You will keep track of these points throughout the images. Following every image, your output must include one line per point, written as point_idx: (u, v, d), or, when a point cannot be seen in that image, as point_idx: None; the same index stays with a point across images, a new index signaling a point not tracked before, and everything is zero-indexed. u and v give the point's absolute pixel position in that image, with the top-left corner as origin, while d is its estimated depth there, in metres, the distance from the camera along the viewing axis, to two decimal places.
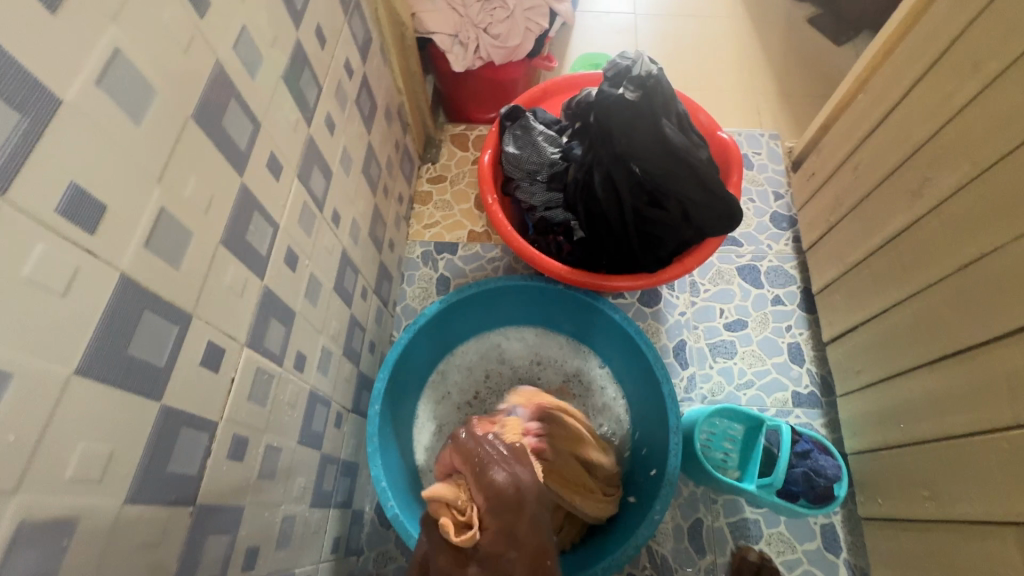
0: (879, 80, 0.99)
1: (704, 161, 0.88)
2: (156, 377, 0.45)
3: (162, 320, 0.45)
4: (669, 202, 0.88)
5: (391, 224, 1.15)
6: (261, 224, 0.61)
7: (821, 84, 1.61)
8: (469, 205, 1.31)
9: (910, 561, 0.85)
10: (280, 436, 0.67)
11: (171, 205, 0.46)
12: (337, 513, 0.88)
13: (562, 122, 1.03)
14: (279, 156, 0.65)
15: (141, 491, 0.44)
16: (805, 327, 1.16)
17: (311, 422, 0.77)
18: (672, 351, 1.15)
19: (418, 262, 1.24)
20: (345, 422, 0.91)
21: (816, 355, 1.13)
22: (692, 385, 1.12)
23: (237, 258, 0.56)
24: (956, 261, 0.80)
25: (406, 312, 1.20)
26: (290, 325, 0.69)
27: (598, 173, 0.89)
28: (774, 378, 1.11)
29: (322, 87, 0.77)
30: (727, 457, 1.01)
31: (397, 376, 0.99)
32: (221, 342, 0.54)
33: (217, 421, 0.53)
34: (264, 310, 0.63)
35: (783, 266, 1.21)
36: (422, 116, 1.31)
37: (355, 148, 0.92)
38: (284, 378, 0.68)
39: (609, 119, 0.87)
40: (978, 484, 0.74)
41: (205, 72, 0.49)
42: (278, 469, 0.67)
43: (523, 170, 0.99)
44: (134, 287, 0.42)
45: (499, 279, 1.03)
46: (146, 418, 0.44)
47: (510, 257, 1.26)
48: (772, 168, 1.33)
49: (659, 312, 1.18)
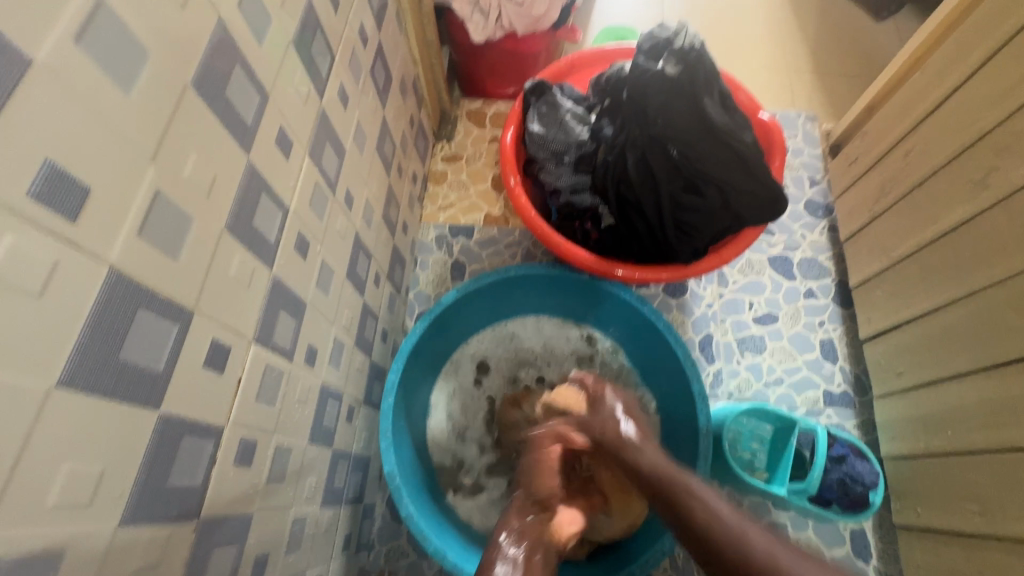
0: (940, 60, 0.91)
1: (749, 144, 0.81)
2: (154, 384, 0.40)
3: (160, 319, 0.40)
4: (707, 187, 0.82)
5: (404, 205, 1.09)
6: (270, 207, 0.55)
7: (859, 63, 1.51)
8: (485, 186, 1.25)
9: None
10: (290, 436, 0.62)
11: (168, 188, 0.40)
12: (348, 509, 0.84)
13: (590, 99, 0.96)
14: (289, 132, 0.59)
15: (138, 510, 0.39)
16: (839, 323, 1.10)
17: (322, 418, 0.73)
18: (698, 345, 1.09)
19: (432, 246, 1.18)
20: (357, 416, 0.86)
21: (850, 352, 1.07)
22: (718, 381, 1.07)
23: (243, 246, 0.51)
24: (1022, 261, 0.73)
25: (419, 298, 1.14)
26: (300, 317, 0.64)
27: (631, 155, 0.83)
28: (805, 376, 1.06)
29: (335, 56, 0.70)
30: (754, 458, 0.97)
31: (410, 369, 0.94)
32: (227, 341, 0.48)
33: (222, 426, 0.49)
34: (273, 302, 0.57)
35: (817, 257, 1.15)
36: (438, 90, 1.23)
37: (368, 123, 0.85)
38: (295, 373, 0.63)
39: (645, 96, 0.81)
40: None
41: (206, 34, 0.43)
42: (287, 471, 0.63)
43: (548, 150, 0.92)
44: (126, 283, 0.36)
45: (519, 267, 0.97)
46: (144, 429, 0.39)
47: (528, 242, 1.19)
48: (808, 152, 1.25)
49: (685, 304, 1.12)
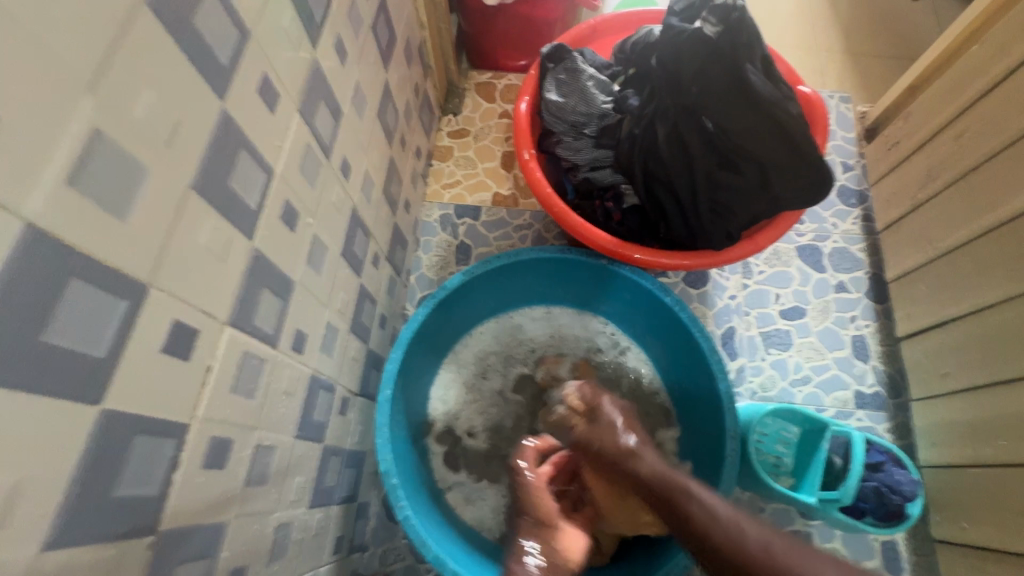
0: (1004, 30, 0.82)
1: (794, 116, 0.72)
2: (92, 373, 0.32)
3: (101, 293, 0.32)
4: (745, 164, 0.73)
5: (406, 181, 1.01)
6: (251, 167, 0.47)
7: (895, 43, 1.41)
8: (494, 164, 1.16)
9: None
10: (273, 432, 0.55)
11: (111, 128, 0.32)
12: (339, 510, 0.77)
13: (614, 67, 0.87)
14: (275, 82, 0.51)
15: (72, 529, 0.31)
16: (872, 319, 1.02)
17: (311, 411, 0.65)
18: (719, 339, 1.02)
19: (436, 227, 1.10)
20: (351, 408, 0.79)
21: (884, 350, 0.99)
22: (741, 378, 0.99)
23: (216, 210, 0.43)
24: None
25: (420, 283, 1.06)
26: (287, 298, 0.56)
27: (662, 127, 0.74)
28: (834, 375, 0.99)
29: (332, 1, 0.61)
30: (780, 462, 0.90)
31: (411, 358, 0.86)
32: (194, 322, 0.41)
33: (188, 424, 0.41)
34: (254, 279, 0.49)
35: (850, 248, 1.07)
36: (445, 58, 1.14)
37: (369, 85, 0.76)
38: (279, 362, 0.55)
39: (680, 60, 0.73)
40: None
41: None
42: (270, 471, 0.55)
43: (567, 122, 0.84)
44: (51, 244, 0.28)
45: (531, 251, 0.89)
46: (79, 428, 0.31)
47: (540, 224, 1.11)
48: (841, 134, 1.16)
49: (706, 295, 1.04)
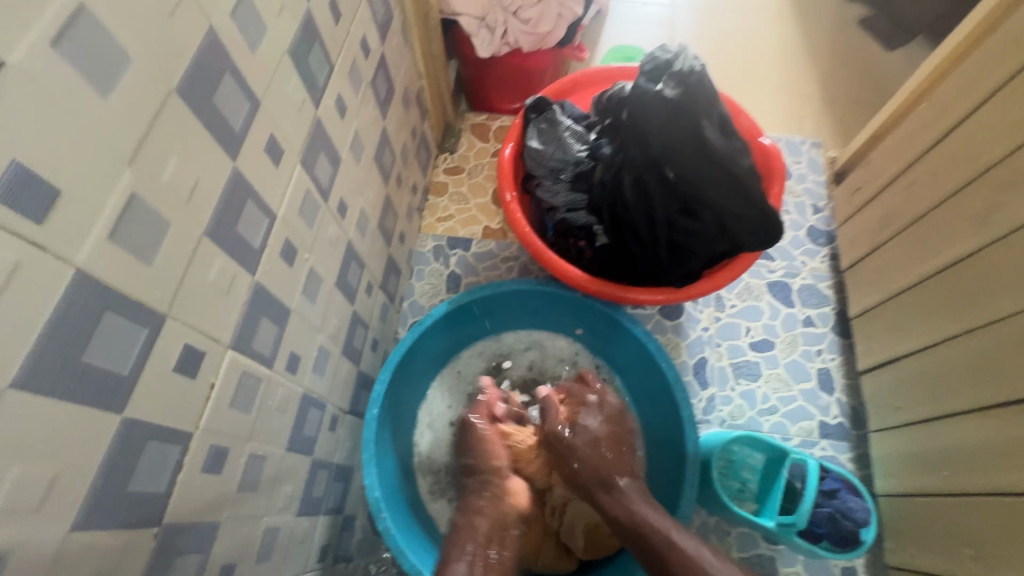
0: (946, 91, 0.90)
1: (747, 168, 0.80)
2: (117, 388, 0.39)
3: (127, 323, 0.39)
4: (703, 211, 0.81)
5: (402, 215, 1.09)
6: (256, 213, 0.56)
7: (869, 91, 1.50)
8: (486, 200, 1.25)
9: None
10: (266, 443, 0.62)
11: (144, 193, 0.40)
12: (326, 520, 0.83)
13: (591, 117, 0.96)
14: (281, 140, 0.59)
15: (94, 516, 0.38)
16: (837, 353, 1.07)
17: (302, 426, 0.72)
18: (692, 368, 1.08)
19: (429, 257, 1.18)
20: (340, 425, 0.86)
21: (848, 383, 1.05)
22: (711, 407, 1.05)
23: (224, 251, 0.51)
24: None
25: (413, 309, 1.14)
26: (284, 324, 0.64)
27: (628, 176, 0.82)
28: (800, 406, 1.04)
29: (334, 66, 0.70)
30: (744, 487, 0.96)
31: (398, 381, 0.93)
32: (201, 346, 0.48)
33: (192, 433, 0.48)
34: (255, 309, 0.57)
35: (818, 285, 1.13)
36: (443, 102, 1.24)
37: (367, 133, 0.86)
38: (274, 380, 0.63)
39: (645, 117, 0.81)
40: None
41: (195, 42, 0.43)
42: (262, 479, 0.62)
43: (546, 167, 0.92)
44: (91, 285, 0.36)
45: (512, 283, 0.97)
46: (104, 434, 0.38)
47: (526, 256, 1.19)
48: (812, 178, 1.24)
49: (680, 326, 1.11)
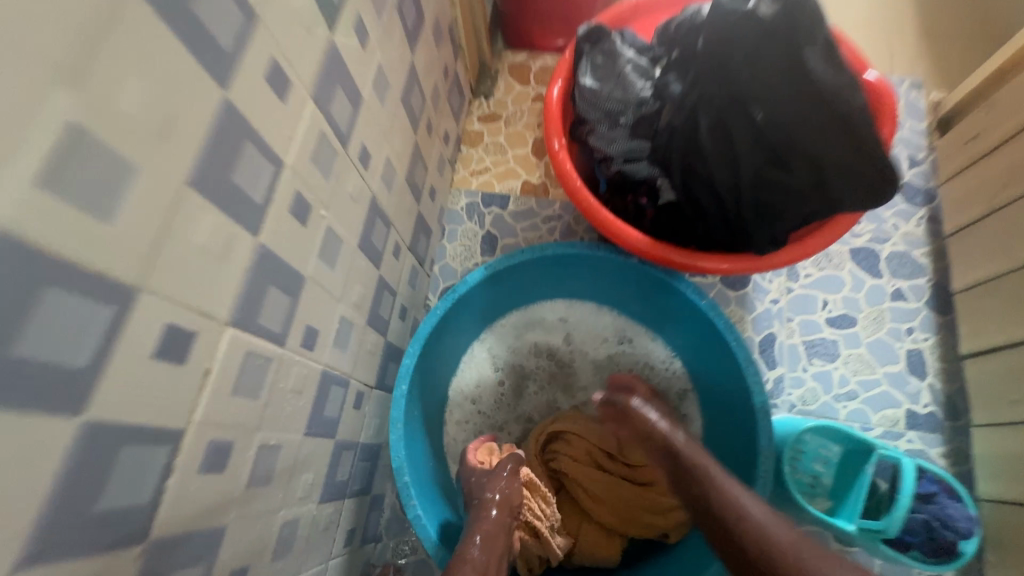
0: None
1: (858, 106, 0.64)
2: (72, 384, 0.30)
3: (79, 301, 0.30)
4: (798, 160, 0.65)
5: (432, 168, 0.97)
6: (257, 159, 0.45)
7: (982, 21, 1.26)
8: (525, 151, 1.11)
9: None
10: (280, 431, 0.54)
11: (94, 126, 0.29)
12: (351, 503, 0.76)
13: (656, 49, 0.80)
14: (287, 67, 0.48)
15: (51, 543, 0.31)
16: (932, 332, 0.93)
17: (323, 406, 0.64)
18: (758, 346, 0.95)
19: (462, 215, 1.07)
20: (367, 402, 0.78)
21: (942, 367, 0.91)
22: (779, 389, 0.93)
23: (216, 207, 0.40)
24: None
25: (444, 273, 1.04)
26: (297, 294, 0.54)
27: (705, 116, 0.67)
28: (884, 392, 0.91)
29: None
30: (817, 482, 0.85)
31: (429, 354, 0.84)
32: (190, 326, 0.39)
33: (182, 430, 0.40)
34: (259, 277, 0.47)
35: (911, 253, 0.97)
36: (478, 37, 1.09)
37: (393, 68, 0.73)
38: (287, 359, 0.54)
39: (730, 43, 0.65)
40: None
41: None
42: (276, 470, 0.54)
43: (601, 110, 0.78)
44: (19, 252, 0.27)
45: (556, 246, 0.83)
46: (56, 442, 0.30)
47: (570, 216, 1.06)
48: (911, 125, 1.05)
49: (746, 298, 0.97)
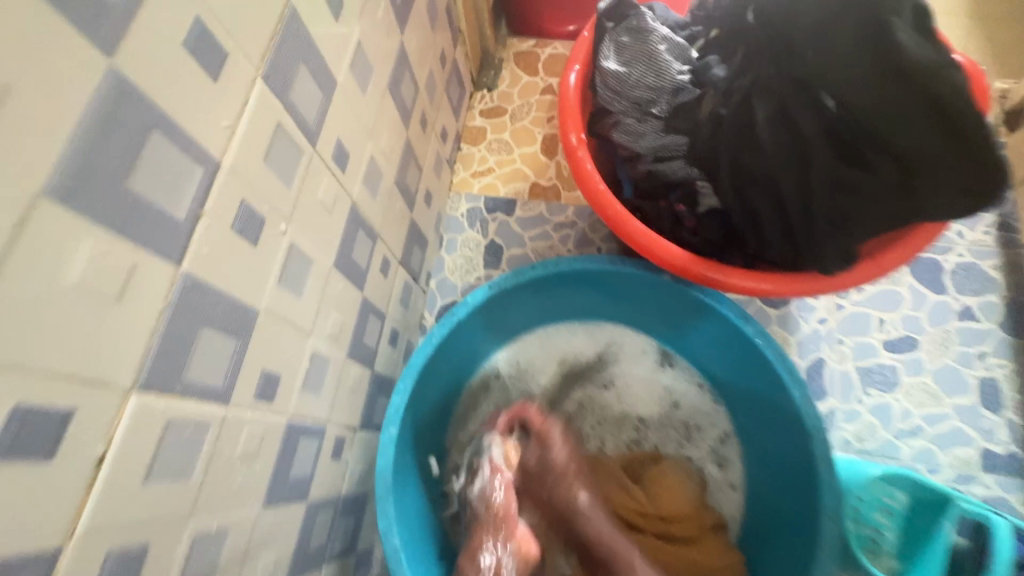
0: None
1: (965, 90, 0.50)
2: None
3: None
4: (882, 158, 0.51)
5: (427, 168, 0.84)
6: (176, 161, 0.32)
7: None
8: (533, 149, 0.98)
9: None
10: (224, 513, 0.41)
11: None
12: (330, 570, 0.64)
13: (694, 27, 0.67)
14: (223, 35, 0.35)
15: None
16: (1006, 358, 0.80)
17: (289, 468, 0.51)
18: (804, 373, 0.82)
19: (462, 223, 0.94)
20: (349, 447, 0.65)
21: (1018, 399, 0.78)
22: (830, 425, 0.80)
23: (92, 217, 0.28)
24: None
25: (442, 288, 0.91)
26: (246, 335, 0.42)
27: (763, 104, 0.55)
28: (954, 427, 0.78)
29: None
30: (880, 536, 0.72)
31: (421, 389, 0.71)
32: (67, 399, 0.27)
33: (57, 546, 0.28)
34: (187, 318, 0.35)
35: (979, 265, 0.85)
36: (479, 22, 0.96)
37: (377, 50, 0.60)
38: (234, 420, 0.41)
39: (793, 17, 0.53)
40: None
41: None
42: (221, 562, 0.42)
43: (627, 100, 0.64)
44: None
45: (571, 261, 0.71)
46: None
47: (584, 223, 0.93)
48: None
49: (789, 318, 0.85)
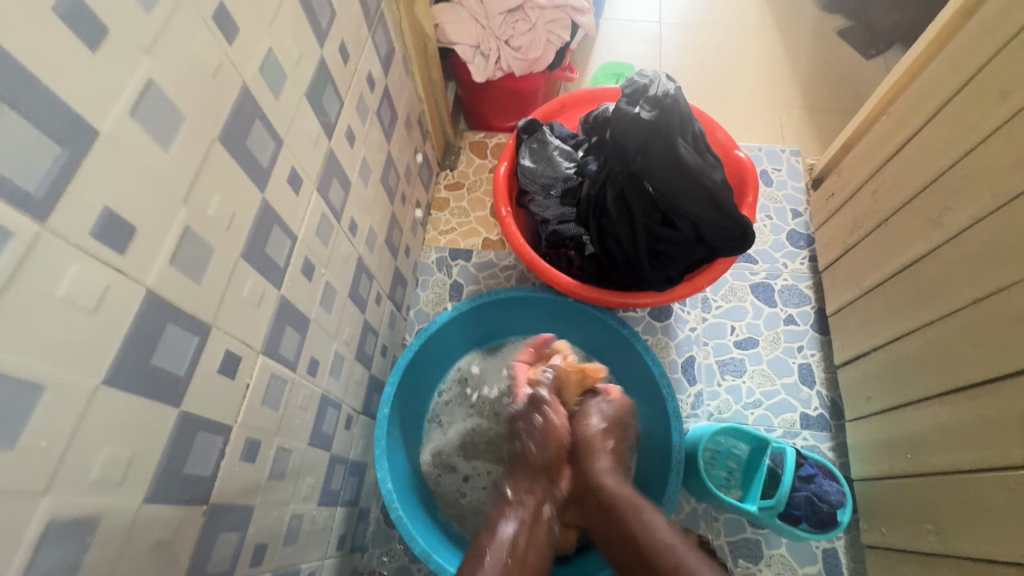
0: (904, 103, 0.96)
1: (719, 181, 0.88)
2: (175, 386, 0.48)
3: (183, 332, 0.48)
4: (680, 222, 0.89)
5: (407, 229, 1.18)
6: (280, 236, 0.64)
7: (850, 96, 1.51)
8: (485, 212, 1.33)
9: (885, 513, 0.91)
10: (290, 438, 0.70)
11: (195, 225, 0.49)
12: (343, 511, 0.91)
13: (579, 136, 1.03)
14: (300, 170, 0.68)
15: (159, 491, 0.47)
16: (817, 349, 1.14)
17: (321, 423, 0.80)
18: (680, 366, 1.14)
19: (433, 268, 1.27)
20: (355, 424, 0.94)
21: (827, 376, 1.11)
22: (699, 402, 1.11)
23: (256, 270, 0.59)
24: (993, 283, 0.75)
25: (419, 316, 1.22)
26: (304, 332, 0.72)
27: (611, 190, 0.90)
28: (783, 399, 1.10)
29: (343, 101, 0.79)
30: (730, 475, 1.02)
31: (406, 383, 1.02)
32: (238, 351, 0.57)
33: (231, 425, 0.57)
34: (281, 318, 0.66)
35: (798, 285, 1.19)
36: (442, 123, 1.33)
37: (373, 158, 0.94)
38: (297, 382, 0.71)
39: (625, 136, 0.87)
40: (938, 463, 0.82)
41: (232, 96, 0.53)
42: (287, 470, 0.70)
43: (538, 184, 1.00)
44: (159, 302, 0.45)
45: (508, 290, 1.06)
46: (165, 425, 0.47)
47: (523, 265, 1.27)
48: (791, 185, 1.30)
49: (669, 327, 1.17)
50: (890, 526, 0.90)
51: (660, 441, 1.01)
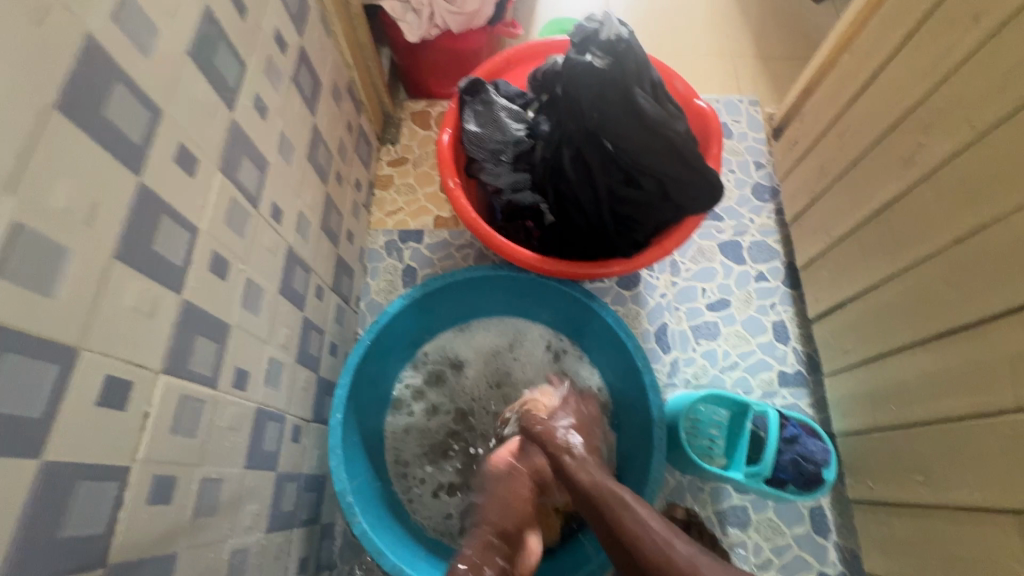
0: (867, 37, 0.90)
1: (683, 133, 0.80)
2: (30, 431, 0.37)
3: (33, 361, 0.37)
4: (645, 180, 0.81)
5: (347, 213, 1.06)
6: (174, 229, 0.52)
7: (802, 41, 1.46)
8: (433, 188, 1.22)
9: (873, 466, 0.90)
10: (219, 466, 0.60)
11: (33, 221, 0.38)
12: (301, 532, 0.82)
13: (527, 95, 0.93)
14: (193, 148, 0.56)
15: (24, 566, 0.37)
16: (790, 304, 1.10)
17: (260, 442, 0.70)
18: (653, 335, 1.08)
19: (382, 253, 1.16)
20: (304, 435, 0.84)
21: (801, 332, 1.08)
22: (675, 370, 1.06)
23: (142, 273, 0.48)
24: (973, 222, 0.71)
25: (370, 308, 1.12)
26: (224, 341, 0.61)
27: (568, 151, 0.81)
28: (759, 359, 1.06)
29: (246, 64, 0.66)
30: (713, 444, 0.98)
31: (360, 382, 0.92)
32: (127, 375, 0.46)
33: (129, 465, 0.46)
34: (188, 327, 0.54)
35: (766, 240, 1.15)
36: (378, 93, 1.20)
37: (295, 132, 0.82)
38: (221, 400, 0.60)
39: (576, 89, 0.78)
40: (924, 410, 0.79)
41: (71, 51, 0.40)
42: (220, 502, 0.60)
43: (486, 150, 0.90)
44: None
45: (465, 271, 0.96)
46: (21, 482, 0.37)
47: (480, 243, 1.17)
48: (752, 136, 1.25)
49: (639, 296, 1.11)
50: (879, 479, 0.88)
51: (640, 416, 0.96)
